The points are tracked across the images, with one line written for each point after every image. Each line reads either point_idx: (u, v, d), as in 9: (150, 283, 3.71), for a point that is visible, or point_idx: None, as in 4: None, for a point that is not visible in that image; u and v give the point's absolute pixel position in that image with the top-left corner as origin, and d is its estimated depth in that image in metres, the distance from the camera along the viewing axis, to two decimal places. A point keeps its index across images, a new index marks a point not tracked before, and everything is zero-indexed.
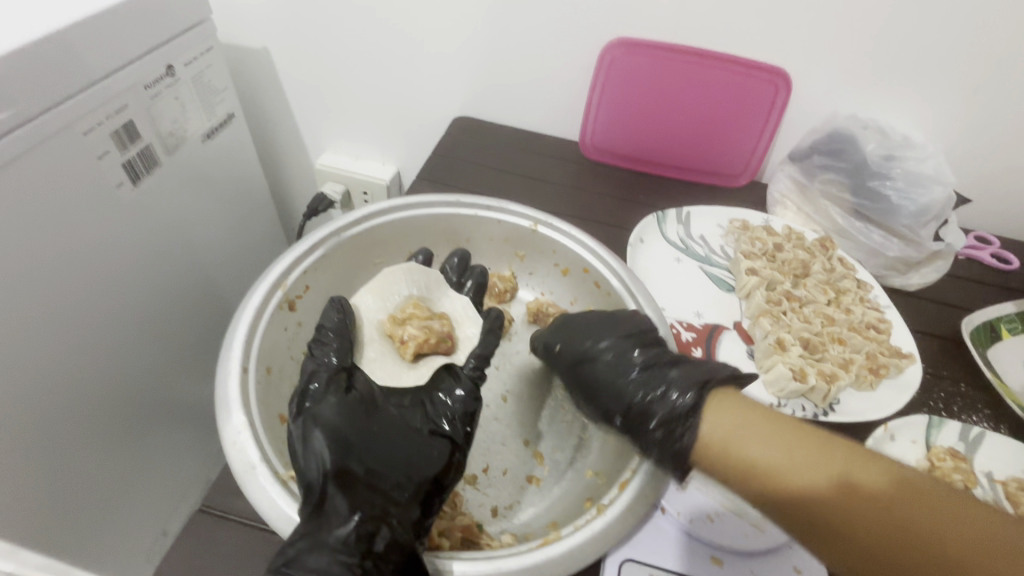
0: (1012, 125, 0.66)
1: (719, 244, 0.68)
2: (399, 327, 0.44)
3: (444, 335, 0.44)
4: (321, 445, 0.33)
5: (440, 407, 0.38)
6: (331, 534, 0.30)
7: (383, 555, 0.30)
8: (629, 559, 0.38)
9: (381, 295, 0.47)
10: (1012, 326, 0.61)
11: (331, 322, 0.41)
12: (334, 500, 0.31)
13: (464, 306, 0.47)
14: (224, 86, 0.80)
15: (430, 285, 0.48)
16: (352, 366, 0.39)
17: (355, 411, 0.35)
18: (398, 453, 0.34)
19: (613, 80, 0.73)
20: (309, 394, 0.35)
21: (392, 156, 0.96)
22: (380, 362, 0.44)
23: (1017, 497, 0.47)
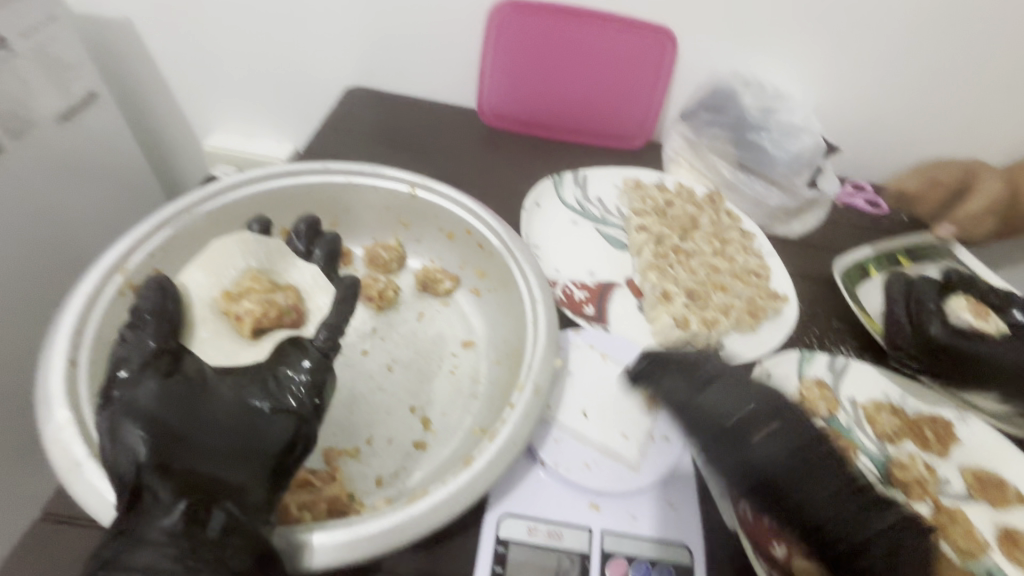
0: (875, 76, 0.71)
1: (615, 205, 0.69)
2: (235, 303, 0.43)
3: (288, 308, 0.44)
4: (135, 436, 0.30)
5: (284, 382, 0.38)
6: (153, 527, 0.27)
7: (221, 538, 0.28)
8: (508, 513, 0.38)
9: (212, 270, 0.44)
10: (879, 264, 0.66)
11: (147, 303, 0.37)
12: (155, 492, 0.29)
13: (314, 276, 0.47)
14: (79, 60, 0.72)
15: (272, 257, 0.47)
16: (179, 350, 0.37)
17: (178, 394, 0.34)
18: (231, 435, 0.33)
19: (505, 43, 0.72)
20: (120, 383, 0.33)
21: (288, 134, 0.91)
22: (213, 343, 0.41)
23: (875, 417, 0.51)
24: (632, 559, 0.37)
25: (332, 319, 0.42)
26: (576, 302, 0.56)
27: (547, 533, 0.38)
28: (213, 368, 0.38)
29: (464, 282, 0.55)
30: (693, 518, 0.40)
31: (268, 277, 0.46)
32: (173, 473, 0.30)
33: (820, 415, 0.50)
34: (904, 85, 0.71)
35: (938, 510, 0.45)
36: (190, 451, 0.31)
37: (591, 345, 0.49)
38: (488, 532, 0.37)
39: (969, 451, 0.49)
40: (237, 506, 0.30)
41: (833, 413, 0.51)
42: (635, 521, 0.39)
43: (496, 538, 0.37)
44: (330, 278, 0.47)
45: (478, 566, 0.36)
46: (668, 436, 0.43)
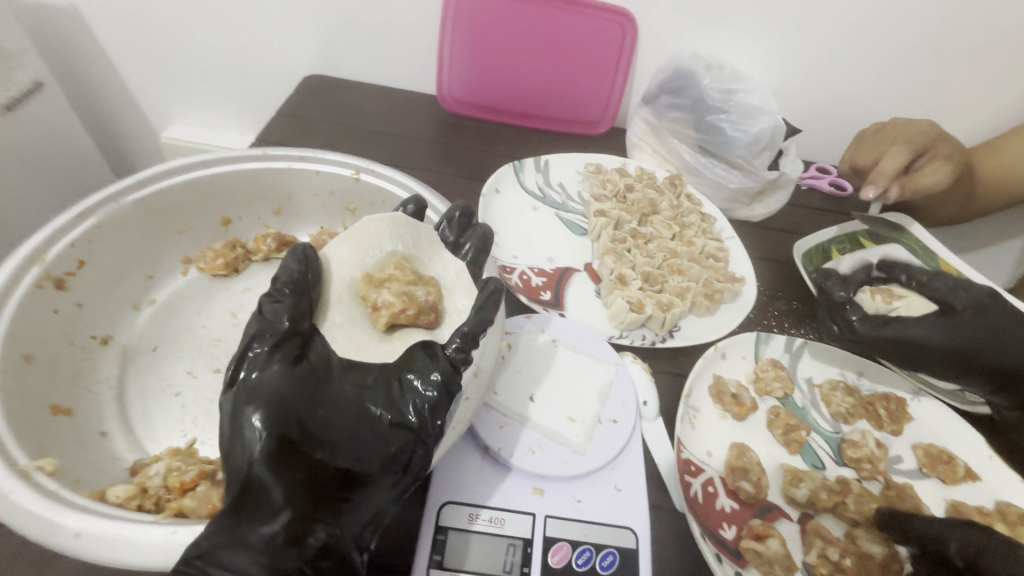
0: (835, 56, 0.70)
1: (576, 190, 0.68)
2: (374, 289, 0.40)
3: (427, 305, 0.40)
4: (256, 424, 0.28)
5: (407, 391, 0.33)
6: (256, 531, 0.26)
7: (314, 559, 0.27)
8: (448, 501, 0.37)
9: (357, 245, 0.42)
10: (840, 246, 0.66)
11: (288, 276, 0.35)
12: (266, 492, 0.27)
13: (457, 273, 0.43)
14: (21, 48, 0.69)
15: (419, 244, 0.44)
16: (307, 333, 0.34)
17: (306, 383, 0.31)
18: (352, 442, 0.30)
19: (462, 27, 0.70)
20: (249, 359, 0.31)
21: (249, 124, 0.89)
22: (346, 329, 0.39)
23: (830, 397, 0.51)
24: (576, 543, 0.37)
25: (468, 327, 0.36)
26: (532, 288, 0.55)
27: (488, 519, 0.37)
28: (339, 360, 0.35)
29: None
30: (641, 499, 0.39)
31: (412, 264, 0.43)
32: (288, 473, 0.28)
33: (774, 396, 0.50)
34: (864, 67, 0.71)
35: (888, 486, 0.45)
36: (315, 449, 0.29)
37: (542, 329, 0.48)
38: (428, 520, 0.36)
39: (920, 427, 0.50)
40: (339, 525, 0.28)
41: (789, 393, 0.50)
42: (580, 506, 0.38)
43: (435, 526, 0.36)
44: (473, 278, 0.43)
45: (417, 555, 0.35)
46: (617, 419, 0.42)
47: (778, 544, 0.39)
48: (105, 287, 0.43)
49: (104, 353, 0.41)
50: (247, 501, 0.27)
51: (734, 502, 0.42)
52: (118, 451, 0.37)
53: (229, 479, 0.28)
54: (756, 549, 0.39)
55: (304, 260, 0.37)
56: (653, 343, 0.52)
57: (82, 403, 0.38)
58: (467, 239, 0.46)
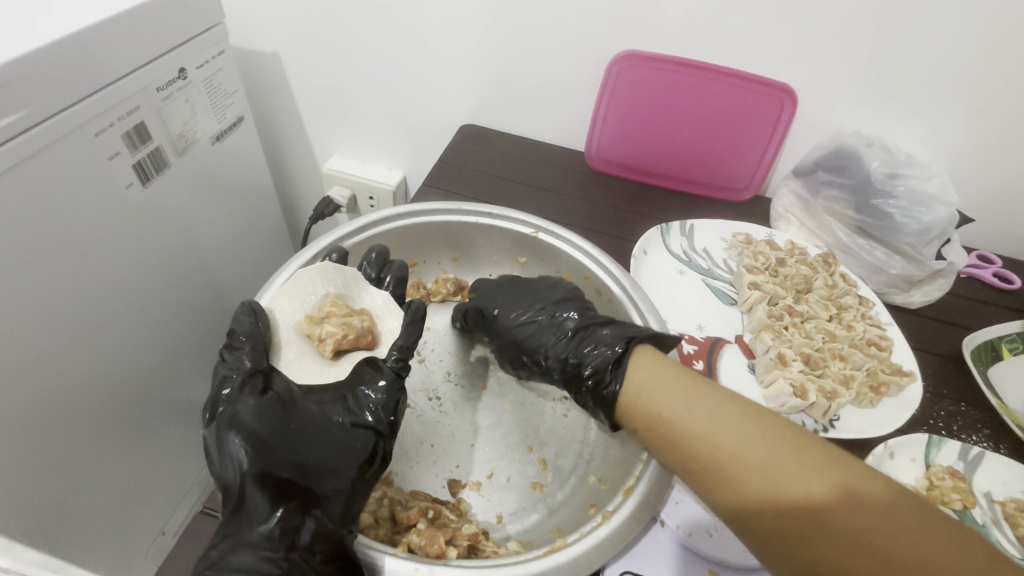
0: (1015, 145, 0.67)
1: (722, 257, 0.69)
2: (317, 326, 0.45)
3: (364, 330, 0.45)
4: (238, 449, 0.36)
5: (362, 399, 0.41)
6: (254, 532, 0.34)
7: (309, 547, 0.34)
8: (627, 572, 0.38)
9: (296, 295, 0.46)
10: (1013, 345, 0.62)
11: (243, 326, 0.41)
12: (255, 498, 0.35)
13: (385, 301, 0.48)
14: (234, 89, 0.81)
15: (348, 283, 0.48)
16: (269, 369, 0.41)
17: (272, 409, 0.38)
18: (319, 449, 0.38)
19: (620, 94, 0.74)
20: (224, 399, 0.38)
21: (399, 162, 0.97)
22: (300, 362, 0.44)
23: (1016, 518, 0.47)
24: None
25: (404, 339, 0.44)
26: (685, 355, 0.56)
27: None
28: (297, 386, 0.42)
29: None
30: None
31: (346, 301, 0.48)
32: (269, 484, 0.35)
33: (952, 507, 0.47)
34: None
35: None
36: (284, 466, 0.36)
37: None
38: None
39: None
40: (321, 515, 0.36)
41: (968, 507, 0.47)
42: None
43: None
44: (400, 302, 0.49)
45: None
46: None
47: None
48: None
49: None
50: (241, 511, 0.35)
51: None
52: None
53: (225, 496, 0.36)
54: None
55: (254, 312, 0.42)
56: (816, 431, 0.51)
57: None
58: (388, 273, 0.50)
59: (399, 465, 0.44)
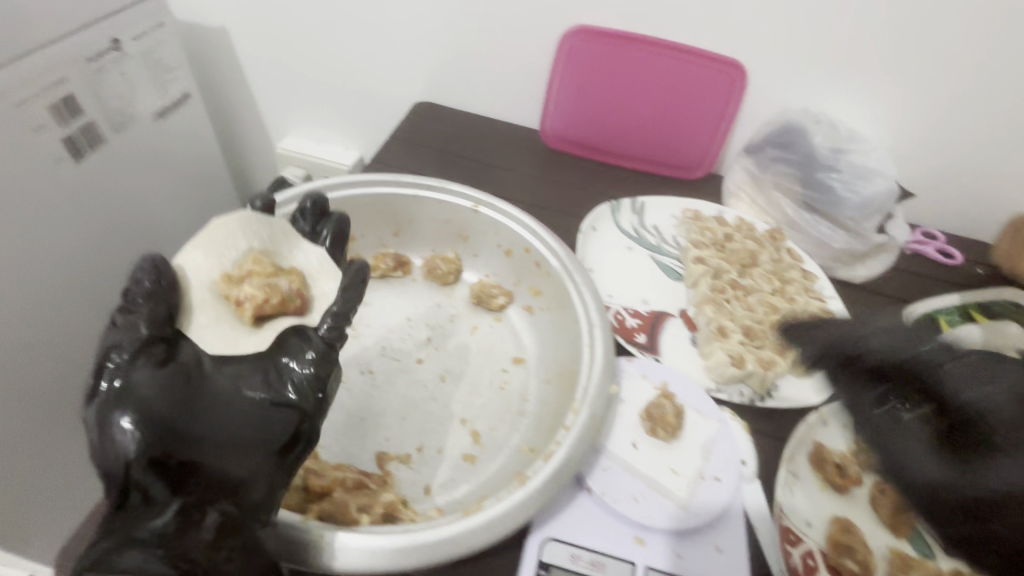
0: (956, 121, 0.68)
1: (671, 234, 0.69)
2: (235, 286, 0.41)
3: (290, 293, 0.42)
4: (124, 433, 0.29)
5: (286, 375, 0.36)
6: (143, 528, 0.27)
7: (213, 542, 0.28)
8: (551, 538, 0.38)
9: (214, 251, 0.42)
10: (950, 318, 0.63)
11: (141, 284, 0.35)
12: (149, 489, 0.28)
13: (320, 261, 0.45)
14: (178, 63, 0.78)
15: (274, 240, 0.45)
16: (174, 336, 0.35)
17: (174, 384, 0.32)
18: (238, 426, 0.33)
19: (573, 69, 0.73)
20: (111, 369, 0.31)
21: (355, 141, 0.95)
22: (214, 328, 0.39)
23: None
24: None
25: (340, 305, 0.38)
26: (627, 329, 0.56)
27: (589, 562, 0.38)
28: (211, 356, 0.36)
29: (517, 299, 0.56)
30: (741, 566, 0.38)
31: (270, 259, 0.44)
32: (164, 470, 0.29)
33: None
34: (990, 134, 0.68)
35: None
36: (183, 448, 0.30)
37: (643, 375, 0.48)
38: (530, 554, 0.37)
39: None
40: (233, 504, 0.31)
41: None
42: (680, 561, 0.38)
43: (539, 561, 0.37)
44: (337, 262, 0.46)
45: None
46: (720, 477, 0.42)
47: None
48: None
49: None
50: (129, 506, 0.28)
51: None
52: None
53: (110, 486, 0.29)
54: None
55: (154, 270, 0.36)
56: (752, 400, 0.51)
57: None
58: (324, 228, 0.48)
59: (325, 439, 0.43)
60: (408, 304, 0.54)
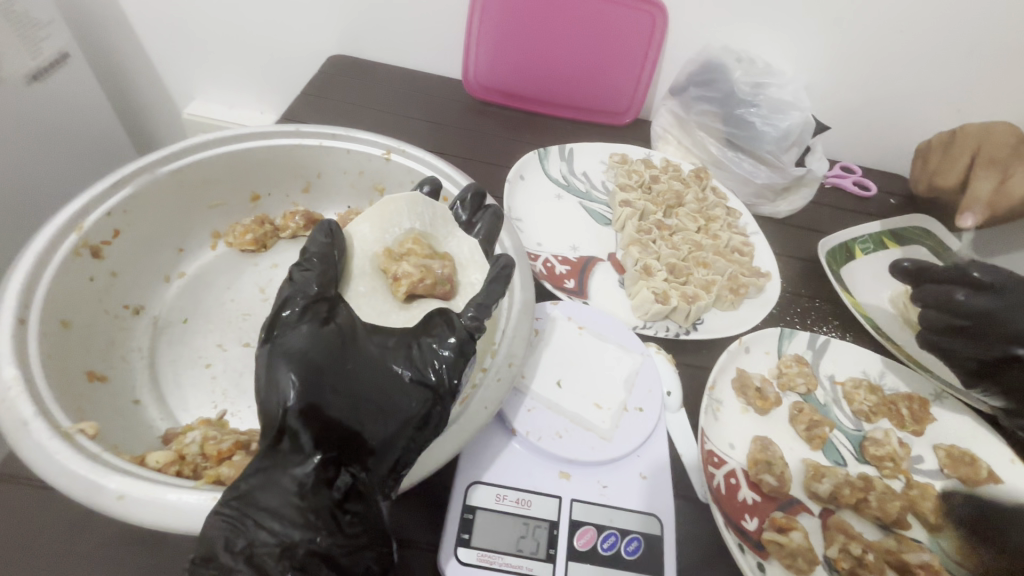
0: (866, 54, 0.69)
1: (600, 180, 0.68)
2: (394, 262, 0.43)
3: (443, 277, 0.43)
4: (285, 376, 0.30)
5: (428, 353, 0.34)
6: (288, 474, 0.28)
7: (342, 503, 0.29)
8: (476, 481, 0.38)
9: (378, 225, 0.45)
10: (863, 245, 0.66)
11: (316, 246, 0.38)
12: (298, 438, 0.29)
13: (471, 250, 0.45)
14: (48, 18, 0.69)
15: (435, 222, 0.46)
16: (335, 296, 0.36)
17: (329, 339, 0.32)
18: (372, 394, 0.31)
19: (490, 12, 0.70)
20: (282, 320, 0.33)
21: (270, 103, 0.89)
22: (368, 298, 0.42)
23: (852, 395, 0.51)
24: (602, 527, 0.37)
25: (481, 300, 0.37)
26: (556, 275, 0.55)
27: (515, 500, 0.37)
28: (362, 322, 0.36)
29: None
30: (665, 491, 0.39)
31: (429, 242, 0.45)
32: (314, 423, 0.29)
33: (796, 391, 0.50)
34: (898, 66, 0.70)
35: (910, 485, 0.45)
36: (341, 409, 0.30)
37: (568, 316, 0.48)
38: (456, 498, 0.37)
39: (942, 428, 0.50)
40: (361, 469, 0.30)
41: (811, 389, 0.50)
42: (605, 491, 0.39)
43: (464, 505, 0.37)
44: (487, 255, 0.45)
45: (443, 534, 0.35)
46: (643, 407, 0.43)
47: (802, 537, 0.39)
48: (139, 260, 0.44)
49: (136, 323, 0.42)
50: (281, 447, 0.29)
51: (756, 493, 0.42)
52: (151, 419, 0.38)
53: (267, 431, 0.30)
54: (779, 541, 0.39)
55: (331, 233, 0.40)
56: (677, 334, 0.52)
57: (117, 370, 0.39)
58: (479, 220, 0.47)
59: (234, 405, 0.39)
60: None
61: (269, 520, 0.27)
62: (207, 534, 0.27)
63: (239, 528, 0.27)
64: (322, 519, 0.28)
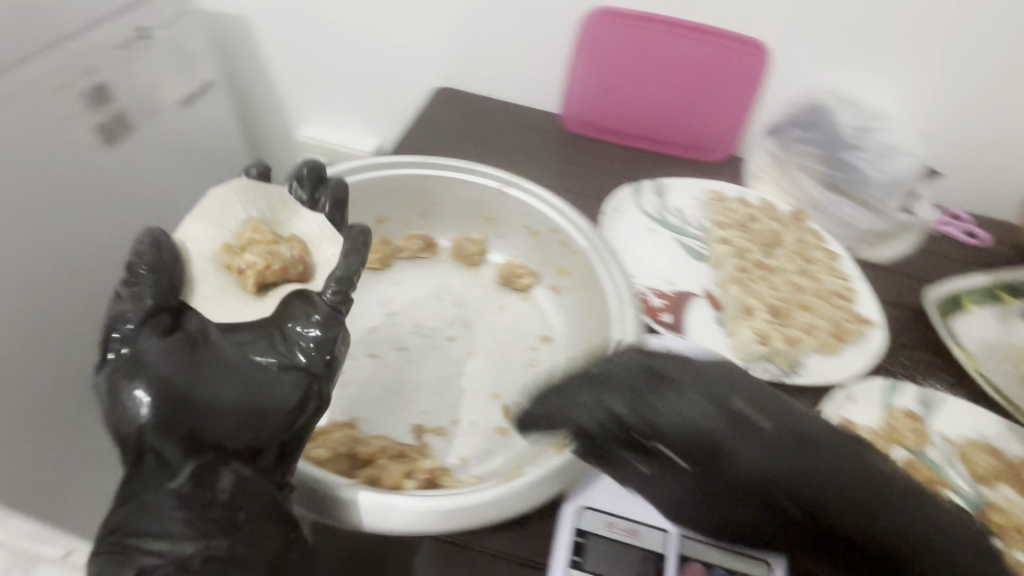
0: (981, 99, 0.67)
1: (694, 215, 0.68)
2: (237, 256, 0.42)
3: (293, 260, 0.43)
4: (139, 397, 0.32)
5: (292, 338, 0.38)
6: (162, 490, 0.32)
7: (231, 504, 0.32)
8: (587, 506, 0.39)
9: (214, 224, 0.43)
10: (976, 297, 0.63)
11: (144, 257, 0.36)
12: (160, 456, 0.32)
13: (320, 229, 0.46)
14: (202, 51, 0.79)
15: (276, 207, 0.46)
16: (179, 304, 0.38)
17: (180, 350, 0.35)
18: (233, 393, 0.35)
19: (593, 52, 0.73)
20: (117, 341, 0.34)
21: (374, 129, 0.96)
22: (219, 299, 0.40)
23: (969, 455, 0.48)
24: (711, 565, 0.37)
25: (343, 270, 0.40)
26: (653, 308, 0.57)
27: (625, 529, 0.39)
28: (216, 325, 0.38)
29: (544, 279, 0.57)
30: None
31: (270, 227, 0.45)
32: (185, 437, 0.33)
33: (905, 446, 0.49)
34: (1016, 112, 0.67)
35: None
36: (199, 413, 0.34)
37: None
38: (568, 521, 0.39)
39: None
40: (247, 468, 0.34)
41: (921, 445, 0.49)
42: None
43: (576, 528, 0.38)
44: (339, 229, 0.46)
45: (557, 554, 0.37)
46: None
47: None
48: None
49: None
50: (147, 465, 0.32)
51: None
52: None
53: (125, 450, 0.33)
54: None
55: (156, 243, 0.37)
56: (779, 377, 0.52)
57: None
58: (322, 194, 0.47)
59: (365, 412, 0.45)
60: (438, 288, 0.55)
61: (154, 542, 0.31)
62: (98, 574, 0.31)
63: (124, 553, 0.31)
64: (218, 523, 0.32)
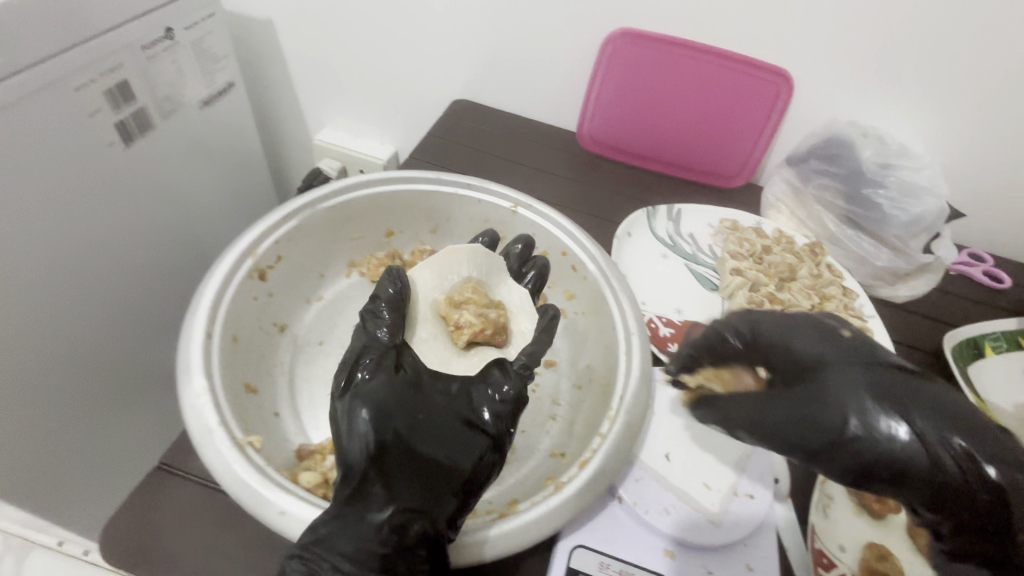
0: (1012, 140, 0.65)
1: (707, 243, 0.68)
2: (455, 311, 0.46)
3: (500, 325, 0.46)
4: (362, 419, 0.34)
5: (484, 396, 0.37)
6: (366, 520, 0.31)
7: (413, 548, 0.31)
8: (579, 545, 0.39)
9: (438, 273, 0.48)
10: (996, 343, 0.60)
11: (386, 293, 0.41)
12: (372, 487, 0.32)
13: (522, 300, 0.48)
14: (225, 53, 0.79)
15: (489, 271, 0.50)
16: (403, 345, 0.40)
17: (401, 391, 0.36)
18: (440, 447, 0.34)
19: (614, 73, 0.72)
20: (360, 370, 0.37)
21: (391, 136, 0.96)
22: (430, 345, 0.45)
23: None
24: None
25: (535, 348, 0.41)
26: (661, 338, 0.55)
27: (618, 571, 0.38)
28: (426, 369, 0.39)
29: (552, 302, 0.56)
30: None
31: (484, 289, 0.49)
32: (386, 477, 0.33)
33: None
34: None
35: None
36: (410, 460, 0.33)
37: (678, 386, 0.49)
38: (559, 559, 0.38)
39: None
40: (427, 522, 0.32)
41: None
42: None
43: (567, 567, 0.38)
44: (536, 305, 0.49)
45: None
46: (753, 494, 0.43)
47: None
48: (293, 283, 0.49)
49: (281, 340, 0.47)
50: (361, 495, 0.32)
51: None
52: (287, 433, 0.42)
53: (349, 474, 0.33)
54: None
55: (399, 278, 0.43)
56: None
57: (264, 382, 0.44)
58: (528, 269, 0.51)
59: None
60: None
61: (342, 563, 0.30)
62: None
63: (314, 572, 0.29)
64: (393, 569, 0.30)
